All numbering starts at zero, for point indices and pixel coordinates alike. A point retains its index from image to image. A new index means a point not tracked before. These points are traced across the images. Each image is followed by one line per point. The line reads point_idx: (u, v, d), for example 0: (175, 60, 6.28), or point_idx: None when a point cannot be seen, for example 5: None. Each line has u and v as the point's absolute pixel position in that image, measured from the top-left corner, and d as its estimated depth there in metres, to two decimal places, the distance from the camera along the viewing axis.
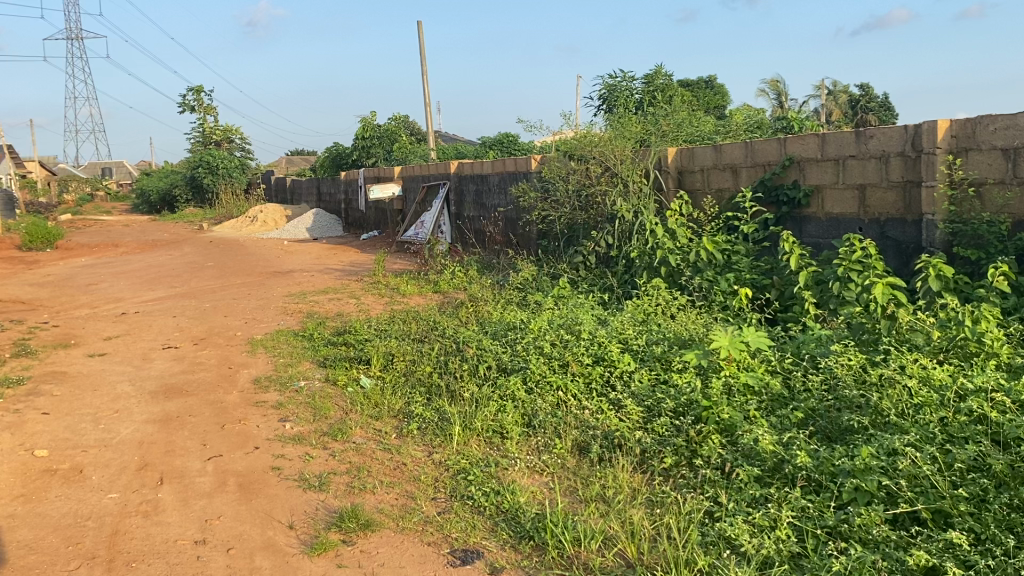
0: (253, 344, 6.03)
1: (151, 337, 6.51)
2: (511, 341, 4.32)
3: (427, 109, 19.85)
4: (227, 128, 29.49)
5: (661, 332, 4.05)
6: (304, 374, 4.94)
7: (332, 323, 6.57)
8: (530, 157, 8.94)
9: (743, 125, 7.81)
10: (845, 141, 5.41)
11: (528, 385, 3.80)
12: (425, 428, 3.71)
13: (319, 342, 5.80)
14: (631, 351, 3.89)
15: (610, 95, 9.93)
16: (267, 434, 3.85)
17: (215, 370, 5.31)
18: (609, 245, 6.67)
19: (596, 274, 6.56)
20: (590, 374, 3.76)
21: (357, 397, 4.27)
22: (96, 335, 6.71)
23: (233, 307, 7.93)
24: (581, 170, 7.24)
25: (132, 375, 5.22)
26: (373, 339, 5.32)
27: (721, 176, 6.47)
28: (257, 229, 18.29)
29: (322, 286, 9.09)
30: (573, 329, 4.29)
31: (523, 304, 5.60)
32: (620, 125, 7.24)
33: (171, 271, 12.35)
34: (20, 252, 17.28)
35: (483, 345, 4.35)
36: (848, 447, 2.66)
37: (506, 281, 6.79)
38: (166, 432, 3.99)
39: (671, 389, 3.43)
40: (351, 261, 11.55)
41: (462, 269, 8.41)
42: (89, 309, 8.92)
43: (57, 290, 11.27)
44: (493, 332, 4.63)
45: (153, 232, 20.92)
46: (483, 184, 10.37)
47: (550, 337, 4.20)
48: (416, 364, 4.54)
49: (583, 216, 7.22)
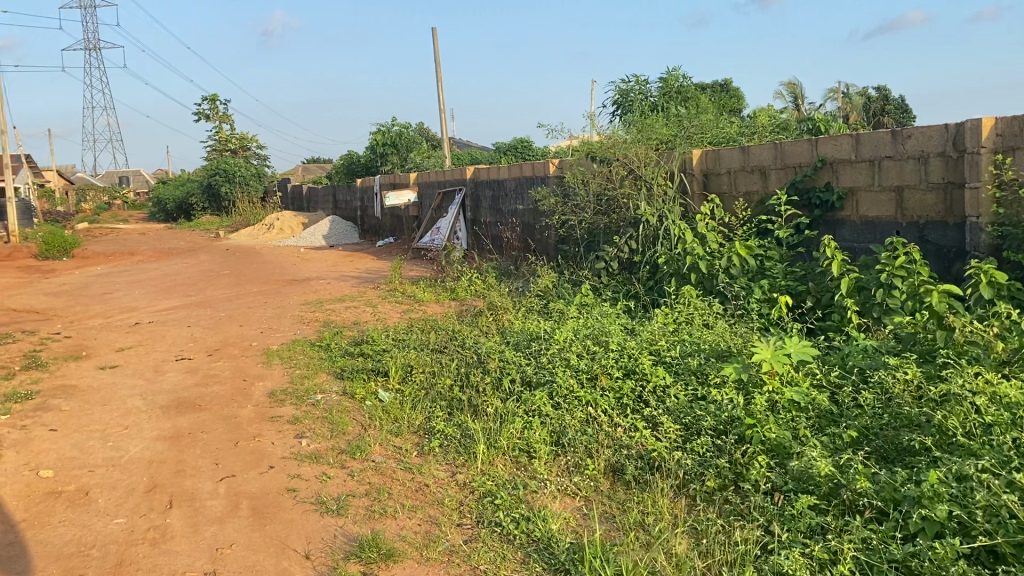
0: (268, 355, 5.85)
1: (164, 348, 6.37)
2: (535, 352, 4.11)
3: (441, 115, 19.69)
4: (243, 136, 29.51)
5: (695, 343, 3.85)
6: (320, 387, 4.76)
7: (349, 332, 6.39)
8: (549, 161, 8.73)
9: (769, 125, 7.57)
10: (880, 141, 5.18)
11: (555, 400, 3.60)
12: (447, 446, 3.51)
13: (336, 352, 5.61)
14: (664, 363, 3.69)
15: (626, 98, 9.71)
16: (283, 452, 3.67)
17: (229, 382, 5.14)
18: (633, 250, 6.42)
19: (620, 280, 6.32)
20: (622, 388, 3.56)
21: (376, 411, 4.08)
22: (109, 346, 6.57)
23: (248, 316, 7.78)
24: (602, 174, 7.04)
25: (143, 389, 5.06)
26: (392, 349, 5.13)
27: (749, 179, 6.25)
28: (273, 236, 18.21)
29: (339, 294, 8.92)
30: (600, 339, 4.09)
31: (546, 312, 5.39)
32: (644, 128, 7.04)
33: (186, 279, 12.24)
34: (36, 261, 17.28)
35: (506, 356, 4.15)
36: (910, 471, 2.46)
37: (526, 288, 6.60)
38: (177, 450, 3.82)
39: (710, 406, 3.25)
40: (367, 268, 11.38)
41: (480, 276, 8.21)
42: (104, 319, 8.80)
43: (72, 299, 11.19)
44: (516, 342, 4.43)
45: (169, 240, 20.89)
46: (500, 190, 10.18)
47: (576, 347, 3.99)
48: (436, 376, 4.35)
49: (606, 220, 6.99)
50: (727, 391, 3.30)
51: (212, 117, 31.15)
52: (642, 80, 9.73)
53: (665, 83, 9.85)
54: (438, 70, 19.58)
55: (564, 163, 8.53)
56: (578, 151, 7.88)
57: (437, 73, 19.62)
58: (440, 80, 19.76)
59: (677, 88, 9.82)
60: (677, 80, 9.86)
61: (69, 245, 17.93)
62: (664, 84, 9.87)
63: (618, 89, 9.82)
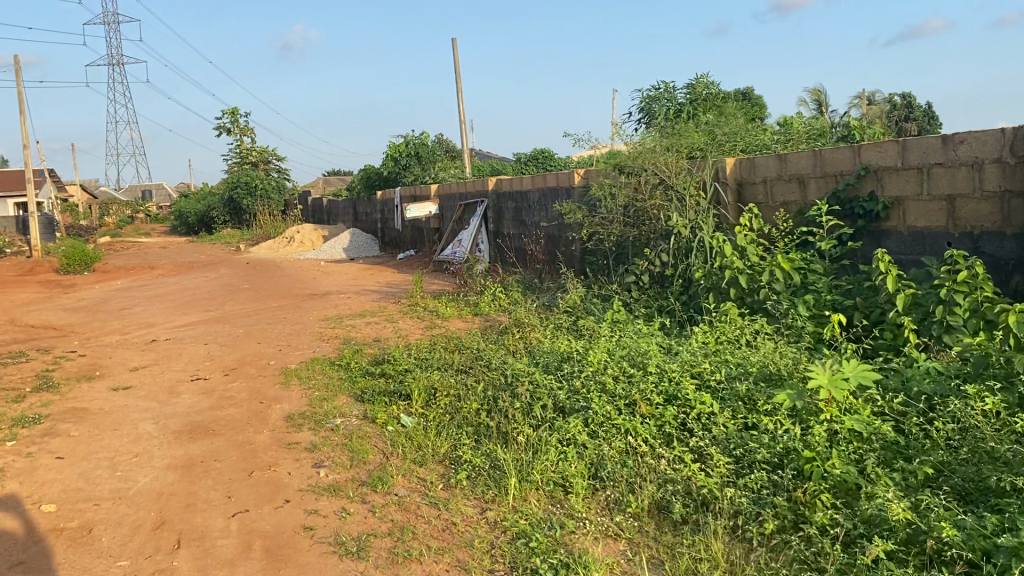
0: (286, 375, 5.63)
1: (180, 368, 6.16)
2: (567, 374, 3.86)
3: (461, 126, 19.52)
4: (264, 149, 29.54)
5: (740, 365, 3.59)
6: (340, 410, 4.52)
7: (370, 350, 6.16)
8: (574, 172, 8.49)
9: (804, 132, 7.29)
10: (929, 148, 4.90)
11: (591, 428, 3.35)
12: (476, 478, 3.26)
13: (356, 372, 5.38)
14: (709, 388, 3.44)
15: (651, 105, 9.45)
16: (300, 484, 3.43)
17: (245, 405, 4.92)
18: (665, 263, 6.19)
19: (652, 294, 6.06)
20: (664, 416, 3.31)
21: (398, 438, 3.84)
22: (123, 366, 6.38)
23: (267, 333, 7.58)
24: (631, 185, 6.79)
25: (156, 412, 4.84)
26: (414, 369, 4.89)
27: (787, 188, 5.99)
28: (293, 249, 18.08)
29: (359, 309, 8.71)
30: (637, 360, 3.84)
31: (576, 330, 5.12)
32: (674, 136, 6.79)
33: (205, 294, 12.09)
34: (57, 276, 17.24)
35: (536, 379, 3.91)
36: (1001, 517, 2.19)
37: (553, 303, 6.35)
38: (187, 481, 3.59)
39: (762, 436, 2.98)
40: (387, 282, 11.17)
41: (504, 291, 7.96)
42: (120, 336, 8.63)
43: (91, 314, 11.06)
44: (546, 362, 4.18)
45: (190, 253, 20.83)
46: (523, 201, 9.95)
47: (612, 369, 3.74)
48: (461, 400, 4.10)
49: (635, 232, 6.74)
50: (781, 420, 3.04)
51: (232, 130, 31.21)
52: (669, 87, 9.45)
53: (692, 90, 9.58)
54: (458, 80, 19.42)
55: (589, 174, 8.30)
56: (604, 161, 7.63)
57: (457, 84, 19.46)
58: (460, 91, 19.60)
59: (705, 96, 9.54)
60: (704, 87, 9.58)
61: (90, 260, 17.89)
62: (691, 92, 9.60)
63: (643, 97, 9.55)
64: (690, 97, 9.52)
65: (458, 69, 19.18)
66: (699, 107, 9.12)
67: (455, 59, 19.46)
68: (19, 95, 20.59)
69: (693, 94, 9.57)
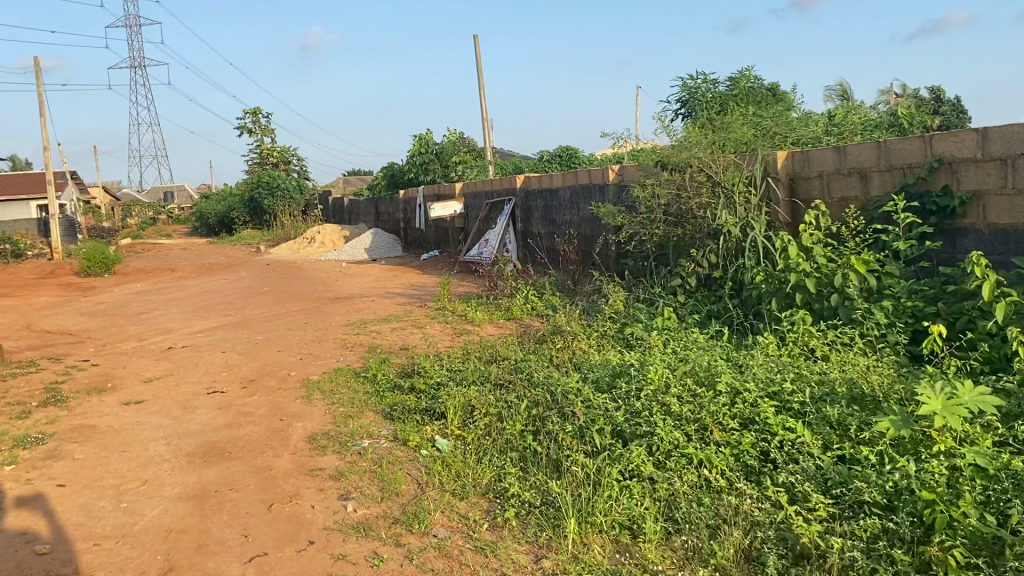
0: (309, 388, 5.23)
1: (196, 379, 5.79)
2: (621, 392, 3.44)
3: (483, 124, 19.16)
4: (285, 149, 29.32)
5: (824, 385, 3.16)
6: (367, 430, 4.12)
7: (397, 360, 5.76)
8: (608, 168, 8.04)
9: (859, 124, 6.80)
10: (1014, 136, 4.42)
11: (657, 459, 2.94)
12: (527, 517, 2.85)
13: (383, 385, 4.97)
14: (791, 412, 3.02)
15: (690, 97, 9.05)
16: (325, 520, 3.04)
17: (265, 423, 4.52)
18: (713, 264, 5.77)
19: (701, 300, 5.63)
20: (741, 445, 2.89)
21: (434, 465, 3.43)
22: (136, 377, 6.01)
23: (288, 340, 7.20)
24: (674, 180, 6.36)
25: (168, 430, 4.46)
26: (447, 383, 4.47)
27: (846, 182, 5.52)
28: (316, 250, 17.77)
29: (384, 314, 8.32)
30: (701, 377, 3.42)
31: (624, 340, 4.68)
32: (720, 129, 6.32)
33: (225, 297, 11.76)
34: (78, 279, 17.03)
35: (588, 399, 3.49)
36: None
37: (592, 308, 5.95)
38: (200, 515, 3.20)
39: (864, 471, 2.56)
40: (412, 284, 10.78)
41: (537, 294, 7.53)
42: (137, 343, 8.30)
43: (108, 319, 10.76)
44: (596, 379, 3.76)
45: (210, 255, 20.59)
46: (553, 200, 9.53)
47: (675, 387, 3.33)
48: (502, 421, 3.69)
49: (678, 231, 6.31)
50: (884, 453, 2.62)
51: (253, 131, 31.06)
52: (710, 79, 9.04)
53: (734, 84, 9.14)
54: (481, 78, 19.06)
55: (625, 171, 7.85)
56: (643, 157, 7.19)
57: (479, 82, 19.07)
58: (483, 88, 19.21)
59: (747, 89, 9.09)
60: (747, 80, 9.13)
61: (110, 262, 17.67)
62: (732, 85, 9.16)
63: (682, 88, 9.17)
64: (732, 90, 9.09)
65: (480, 66, 18.79)
66: (741, 100, 8.68)
67: (478, 55, 19.12)
68: (39, 96, 20.42)
69: (734, 87, 9.14)
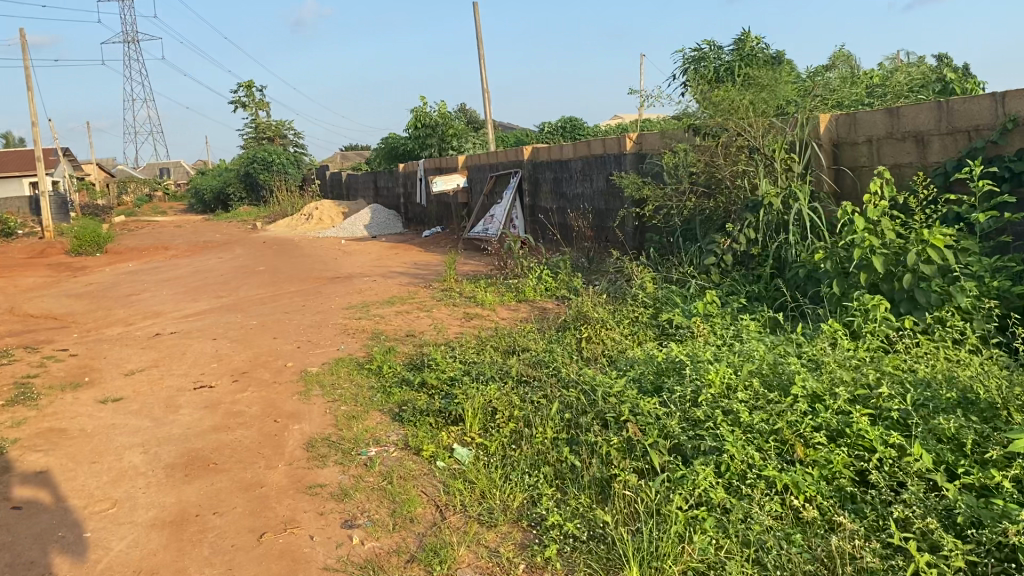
0: (306, 382, 4.70)
1: (182, 371, 5.26)
2: (674, 395, 2.91)
3: (483, 95, 18.52)
4: (280, 123, 28.69)
5: (923, 389, 2.64)
6: (374, 435, 3.60)
7: (403, 349, 5.23)
8: (625, 136, 7.50)
9: (900, 85, 6.27)
10: None
11: (730, 482, 2.43)
12: (573, 557, 2.33)
13: (390, 379, 4.45)
14: (890, 423, 2.50)
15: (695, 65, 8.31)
16: (326, 557, 2.52)
17: (256, 425, 4.00)
18: (750, 240, 5.25)
19: (739, 280, 5.12)
20: (833, 465, 2.37)
21: (453, 482, 2.91)
22: (118, 369, 5.48)
23: (284, 325, 6.69)
24: (706, 147, 5.83)
25: (146, 436, 3.94)
26: (463, 380, 3.95)
27: (898, 148, 4.97)
28: (313, 227, 17.23)
29: (387, 295, 7.78)
30: (769, 380, 2.90)
31: (662, 329, 4.16)
32: (755, 90, 5.76)
33: (219, 277, 11.21)
34: (68, 258, 16.45)
35: (634, 402, 2.96)
36: None
37: (616, 288, 5.45)
38: (177, 549, 2.68)
39: (1005, 505, 2.05)
40: (415, 262, 10.24)
41: (551, 274, 6.99)
42: (123, 328, 7.76)
43: (95, 302, 10.22)
44: (638, 377, 3.24)
45: (206, 232, 20.01)
46: (563, 171, 8.98)
47: (742, 388, 2.81)
48: (529, 429, 3.16)
49: (710, 205, 5.81)
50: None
51: (248, 105, 30.37)
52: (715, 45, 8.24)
53: (739, 48, 8.28)
54: (481, 47, 18.43)
55: (645, 138, 7.33)
56: (667, 124, 6.66)
57: (477, 51, 18.42)
58: (483, 58, 18.58)
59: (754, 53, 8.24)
60: (753, 42, 8.27)
61: (102, 241, 17.10)
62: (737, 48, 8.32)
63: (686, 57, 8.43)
64: (737, 54, 8.25)
65: (479, 34, 18.14)
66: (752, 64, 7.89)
67: (477, 23, 18.47)
68: (26, 69, 19.70)
69: (740, 51, 8.29)
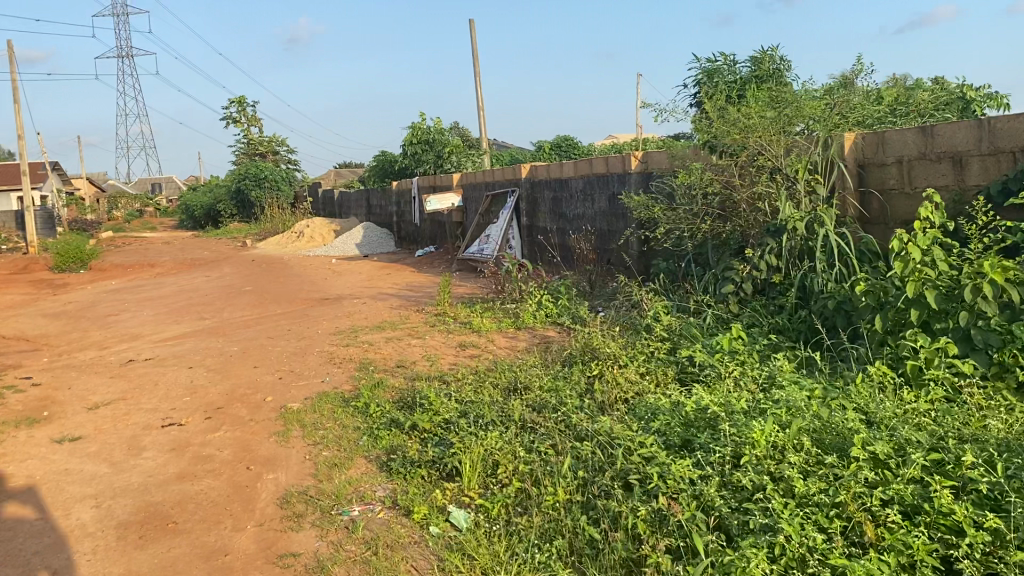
0: (286, 420, 4.25)
1: (150, 405, 4.80)
2: (712, 456, 2.49)
3: (478, 113, 18.17)
4: (273, 139, 28.34)
5: (1013, 455, 2.22)
6: (358, 490, 3.16)
7: (394, 383, 4.78)
8: (629, 155, 7.14)
9: (925, 103, 5.88)
10: None
11: (789, 571, 2.00)
12: None
13: (378, 419, 4.00)
14: (978, 498, 2.07)
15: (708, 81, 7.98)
16: None
17: (226, 473, 3.55)
18: (772, 268, 4.86)
19: (759, 311, 4.72)
20: (912, 550, 1.95)
21: (449, 556, 2.49)
22: (81, 402, 5.01)
23: (267, 352, 6.24)
24: (722, 167, 5.44)
25: (101, 486, 3.49)
26: (459, 424, 3.52)
27: (933, 169, 4.59)
28: (303, 245, 16.80)
29: (377, 319, 7.35)
30: (823, 439, 2.49)
31: (683, 369, 3.75)
32: (775, 104, 5.37)
33: (202, 297, 10.75)
34: (50, 275, 15.95)
35: (664, 462, 2.54)
36: None
37: (624, 317, 5.04)
38: None
39: None
40: (407, 284, 9.81)
41: (552, 299, 6.57)
42: (95, 353, 7.29)
43: (71, 323, 9.72)
44: (665, 430, 2.82)
45: (193, 249, 19.52)
46: (563, 190, 8.58)
47: (794, 450, 2.39)
48: (538, 490, 2.74)
49: (726, 228, 5.42)
50: None
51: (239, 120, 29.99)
52: (731, 61, 7.90)
53: (755, 66, 7.87)
54: (477, 65, 18.12)
55: (650, 156, 6.94)
56: (675, 143, 6.29)
57: (474, 69, 18.10)
58: (479, 75, 18.26)
59: (772, 74, 7.83)
60: (770, 59, 7.87)
61: (85, 257, 16.65)
62: (754, 67, 7.92)
63: (700, 71, 8.08)
64: (753, 72, 7.85)
65: (477, 53, 17.83)
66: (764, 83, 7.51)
67: (473, 40, 18.15)
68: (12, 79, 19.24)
69: (757, 69, 7.88)
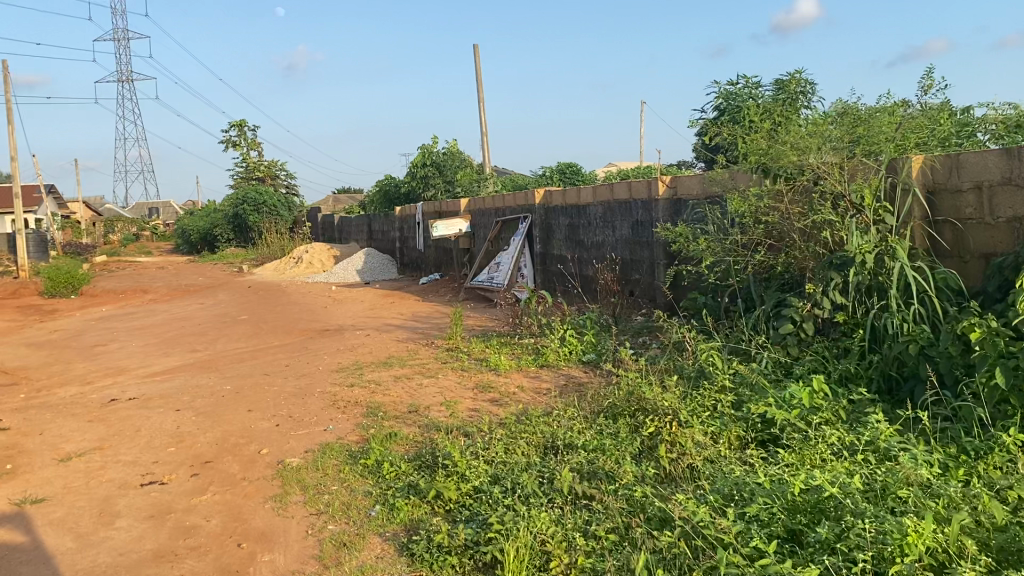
0: (284, 481, 3.66)
1: (129, 458, 4.20)
2: (845, 562, 1.94)
3: (482, 139, 17.71)
4: (272, 164, 27.92)
5: None
6: None
7: (407, 434, 4.17)
8: (657, 179, 6.58)
9: None
10: None
11: None
12: None
13: (392, 483, 3.41)
14: None
15: (727, 106, 7.50)
16: None
17: (213, 552, 2.95)
18: (836, 306, 4.30)
19: (824, 354, 4.13)
20: None
21: None
22: (51, 453, 4.40)
23: (264, 393, 5.65)
24: (774, 193, 4.91)
25: (60, 567, 2.89)
26: (493, 495, 2.94)
27: (1020, 196, 4.02)
28: (302, 271, 16.22)
29: (384, 354, 6.77)
30: (987, 540, 1.95)
31: (756, 428, 3.18)
32: (829, 125, 4.86)
33: (196, 327, 10.16)
34: (39, 300, 15.32)
35: (781, 567, 1.99)
36: None
37: (666, 360, 4.46)
38: None
39: None
40: (413, 314, 9.23)
41: (576, 334, 6.00)
42: (76, 390, 6.67)
43: (55, 354, 9.10)
44: (766, 517, 2.26)
45: (188, 275, 18.90)
46: (582, 218, 8.03)
47: (962, 564, 1.86)
48: None
49: (776, 261, 4.86)
50: None
51: (238, 144, 29.60)
52: (752, 84, 7.41)
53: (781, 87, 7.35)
54: (481, 90, 17.72)
55: (680, 181, 6.39)
56: (715, 167, 5.75)
57: (478, 94, 17.70)
58: (483, 100, 17.83)
59: (798, 96, 7.29)
60: (799, 81, 7.34)
61: (76, 282, 16.02)
62: (779, 90, 7.39)
63: (722, 95, 7.57)
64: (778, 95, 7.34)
65: (481, 78, 17.42)
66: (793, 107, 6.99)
67: (477, 65, 17.78)
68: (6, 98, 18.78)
69: (782, 92, 7.35)
